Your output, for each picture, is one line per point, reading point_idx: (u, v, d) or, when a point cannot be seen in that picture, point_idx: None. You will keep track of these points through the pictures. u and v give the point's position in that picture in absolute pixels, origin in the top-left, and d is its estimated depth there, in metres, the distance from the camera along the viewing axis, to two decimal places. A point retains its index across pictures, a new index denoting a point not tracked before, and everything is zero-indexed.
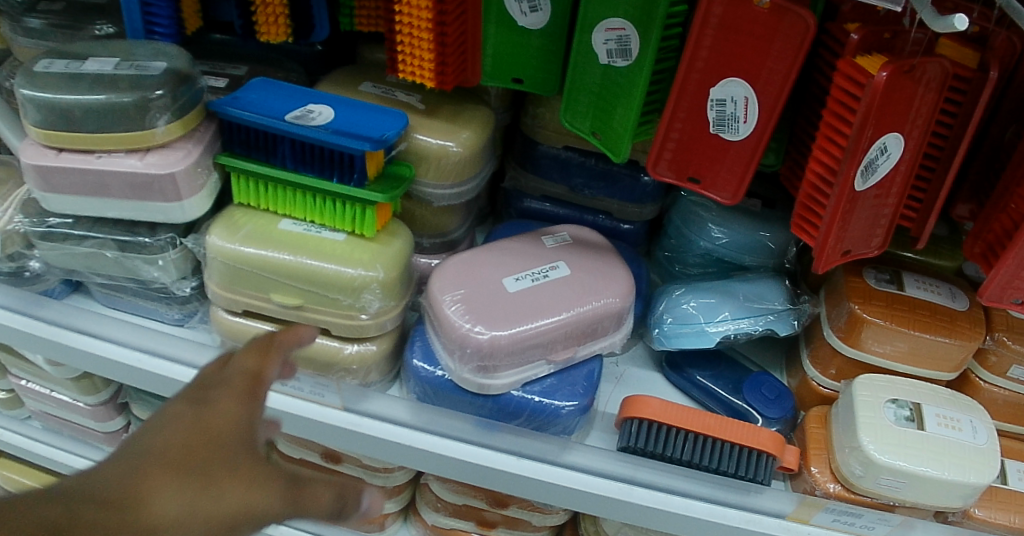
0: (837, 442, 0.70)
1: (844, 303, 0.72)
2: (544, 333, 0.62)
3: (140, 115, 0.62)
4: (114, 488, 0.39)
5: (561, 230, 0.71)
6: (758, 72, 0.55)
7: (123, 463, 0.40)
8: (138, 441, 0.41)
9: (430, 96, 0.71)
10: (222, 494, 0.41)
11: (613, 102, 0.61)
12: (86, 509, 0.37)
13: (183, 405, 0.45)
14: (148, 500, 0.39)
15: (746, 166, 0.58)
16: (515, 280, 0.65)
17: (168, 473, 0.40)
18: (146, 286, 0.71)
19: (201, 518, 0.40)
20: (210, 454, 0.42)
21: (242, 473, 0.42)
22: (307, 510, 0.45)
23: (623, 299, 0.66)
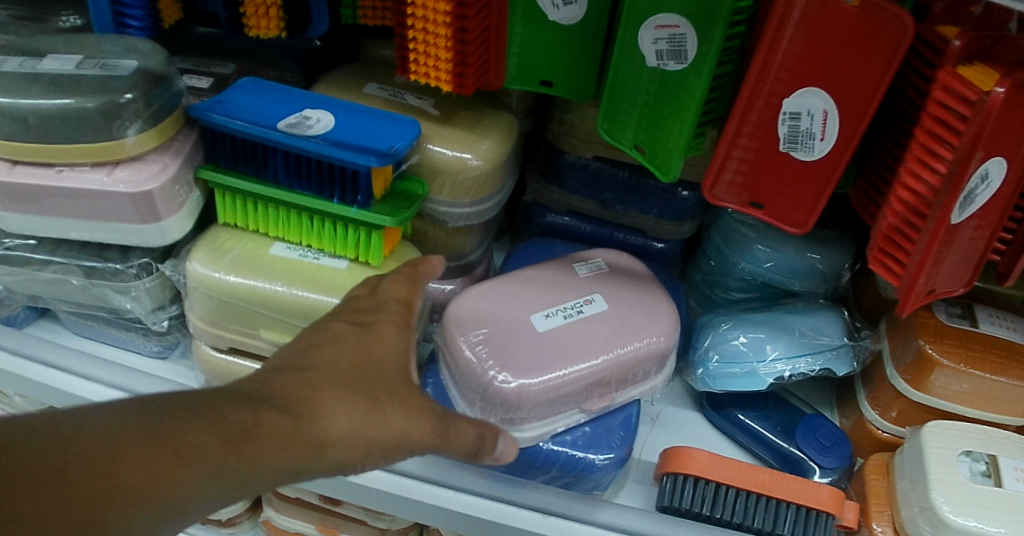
0: (903, 496, 0.62)
1: (912, 340, 0.64)
2: (580, 379, 0.54)
3: (107, 123, 0.52)
4: (293, 396, 0.39)
5: (596, 257, 0.63)
6: (842, 83, 0.46)
7: (299, 373, 0.40)
8: (313, 354, 0.41)
9: (445, 100, 0.62)
10: (383, 415, 0.41)
11: (662, 113, 0.53)
12: (268, 416, 0.37)
13: (346, 326, 0.44)
14: (320, 413, 0.39)
15: (820, 191, 0.50)
16: (546, 316, 0.56)
17: (337, 393, 0.40)
18: (120, 315, 0.62)
19: (366, 436, 0.40)
20: (371, 380, 0.41)
21: (404, 400, 0.42)
22: (452, 447, 0.43)
23: (668, 338, 0.57)
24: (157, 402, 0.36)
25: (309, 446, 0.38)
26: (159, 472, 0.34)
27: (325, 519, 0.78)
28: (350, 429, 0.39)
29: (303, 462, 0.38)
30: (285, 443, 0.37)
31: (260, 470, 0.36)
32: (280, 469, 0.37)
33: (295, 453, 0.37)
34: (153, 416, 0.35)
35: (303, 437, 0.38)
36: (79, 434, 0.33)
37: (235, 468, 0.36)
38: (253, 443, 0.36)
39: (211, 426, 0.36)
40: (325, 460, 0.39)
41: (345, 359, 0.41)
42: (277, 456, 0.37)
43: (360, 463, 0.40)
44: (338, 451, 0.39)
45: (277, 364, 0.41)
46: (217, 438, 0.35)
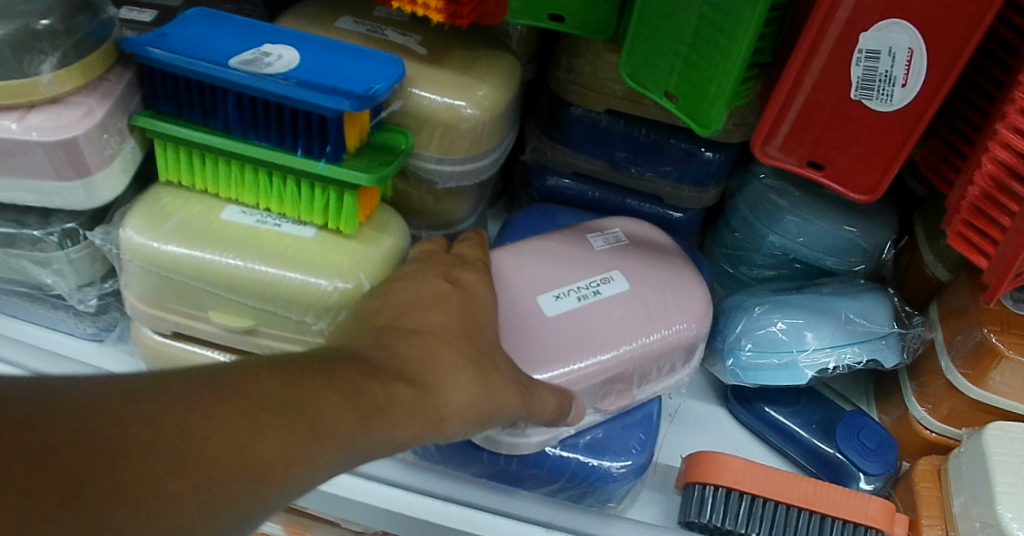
0: (961, 510, 0.54)
1: (972, 328, 0.55)
2: (603, 371, 0.46)
3: (14, 56, 0.42)
4: (413, 365, 0.34)
5: (613, 227, 0.55)
6: (936, 14, 0.36)
7: (411, 338, 0.36)
8: (418, 321, 0.37)
9: (434, 37, 0.51)
10: (495, 388, 0.37)
11: (703, 53, 0.43)
12: (397, 390, 0.32)
13: (446, 284, 0.42)
14: (442, 387, 0.34)
15: (897, 149, 0.41)
16: (556, 298, 0.48)
17: (453, 366, 0.36)
18: (44, 291, 0.52)
19: (479, 408, 0.36)
20: (480, 346, 0.38)
21: (507, 373, 0.39)
22: (535, 414, 0.40)
23: (702, 325, 0.49)
24: (285, 365, 0.30)
25: (433, 421, 0.34)
26: (300, 446, 0.28)
27: (293, 521, 0.69)
28: (469, 401, 0.36)
29: (427, 437, 0.33)
30: (415, 415, 0.33)
31: (393, 443, 0.32)
32: (403, 447, 0.33)
33: (419, 430, 0.33)
34: (284, 380, 0.29)
35: (429, 411, 0.33)
36: (209, 399, 0.27)
37: (370, 443, 0.31)
38: (386, 418, 0.31)
39: (349, 396, 0.30)
40: (442, 437, 0.34)
41: (454, 327, 0.38)
42: (404, 432, 0.32)
43: (469, 434, 0.36)
44: (455, 426, 0.35)
45: (372, 332, 0.36)
46: (355, 411, 0.30)
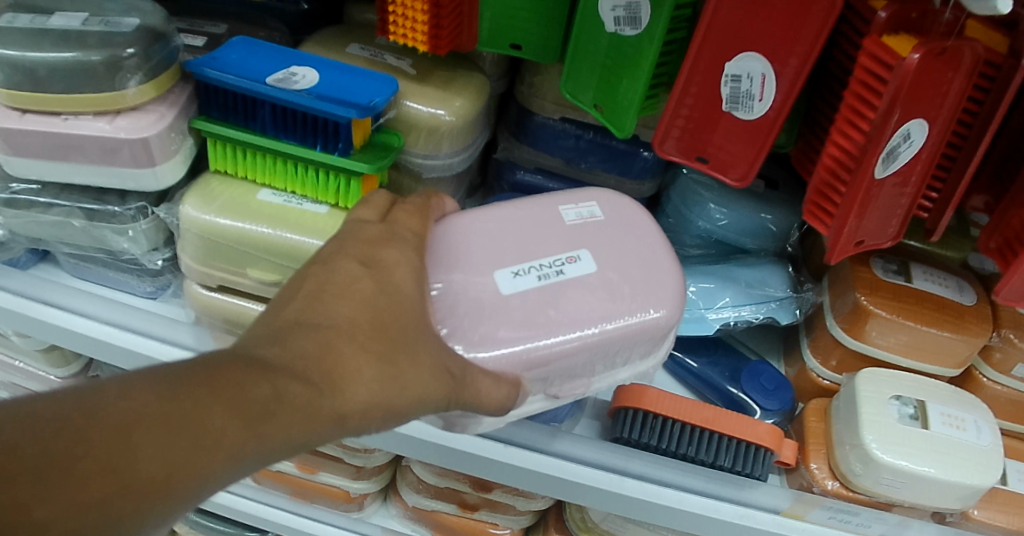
0: (838, 437, 0.68)
1: (849, 293, 0.69)
2: (542, 357, 0.52)
3: (109, 75, 0.57)
4: (314, 365, 0.41)
5: (589, 201, 0.60)
6: (777, 48, 0.52)
7: (320, 333, 0.42)
8: (332, 312, 0.43)
9: (422, 61, 0.66)
10: (401, 379, 0.44)
11: (618, 76, 0.59)
12: (290, 389, 0.39)
13: (358, 267, 0.46)
14: (339, 384, 0.41)
15: (759, 149, 0.56)
16: (516, 274, 0.54)
17: (349, 371, 0.42)
18: (116, 256, 0.67)
19: (385, 401, 0.43)
20: (394, 335, 0.44)
21: (421, 361, 0.45)
22: (462, 399, 0.48)
23: (649, 319, 0.55)
24: (177, 378, 0.38)
25: (329, 418, 0.41)
26: (180, 454, 0.36)
27: (303, 458, 0.81)
28: (370, 399, 0.42)
29: (325, 432, 0.41)
30: (309, 415, 0.40)
31: (281, 442, 0.39)
32: (299, 443, 0.40)
33: (314, 424, 0.40)
34: (171, 396, 0.37)
35: (321, 410, 0.40)
36: (92, 424, 0.35)
37: (255, 446, 0.38)
38: (274, 421, 0.39)
39: (229, 408, 0.38)
40: (345, 426, 0.42)
41: (365, 318, 0.44)
42: (295, 431, 0.39)
43: (377, 424, 0.44)
44: (357, 419, 0.42)
45: (296, 322, 0.43)
46: (235, 421, 0.37)
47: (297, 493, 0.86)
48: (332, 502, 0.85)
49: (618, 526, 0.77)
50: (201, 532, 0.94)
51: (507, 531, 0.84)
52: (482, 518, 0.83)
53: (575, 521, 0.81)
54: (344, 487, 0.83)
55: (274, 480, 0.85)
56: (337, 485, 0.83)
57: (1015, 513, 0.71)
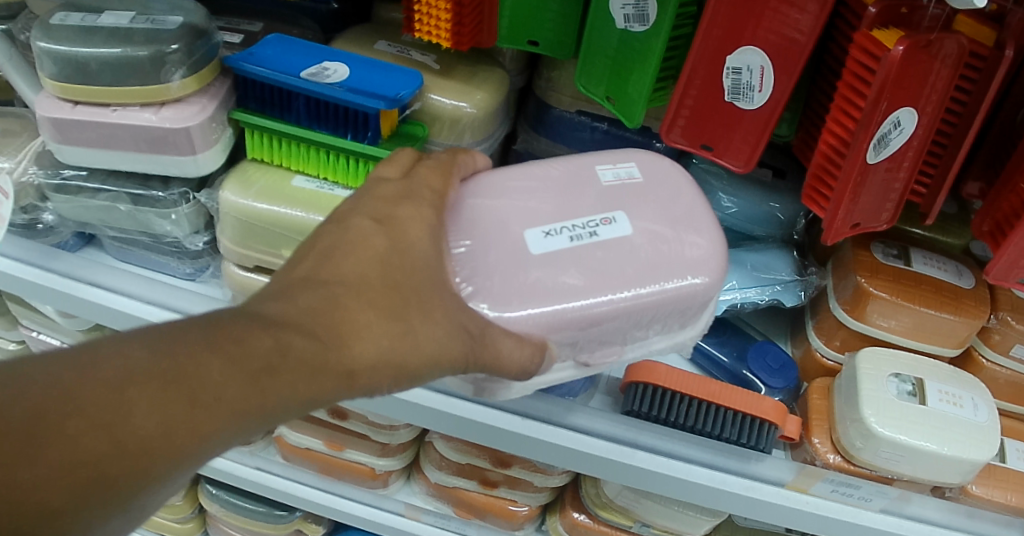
0: (839, 413, 0.71)
1: (851, 276, 0.72)
2: (571, 319, 0.54)
3: (155, 69, 0.61)
4: (322, 321, 0.44)
5: (628, 162, 0.61)
6: (774, 42, 0.57)
7: (326, 290, 0.45)
8: (342, 271, 0.47)
9: (445, 56, 0.70)
10: (412, 335, 0.46)
11: (628, 70, 0.63)
12: (294, 343, 0.43)
13: (371, 225, 0.50)
14: (346, 340, 0.44)
15: (758, 137, 0.61)
16: (549, 234, 0.56)
17: (357, 327, 0.45)
18: (159, 239, 0.71)
19: (396, 358, 0.46)
20: (403, 293, 0.47)
21: (436, 321, 0.48)
22: (482, 363, 0.50)
23: (681, 286, 0.55)
24: (182, 335, 0.41)
25: (338, 373, 0.44)
26: (189, 405, 0.40)
27: (332, 434, 0.85)
28: (377, 356, 0.45)
29: (334, 389, 0.44)
30: (315, 369, 0.43)
31: (287, 396, 0.43)
32: (311, 397, 0.44)
33: (324, 378, 0.44)
34: (181, 352, 0.41)
35: (331, 363, 0.44)
36: (106, 378, 0.39)
37: (261, 399, 0.42)
38: (282, 376, 0.42)
39: (232, 362, 0.41)
40: (354, 382, 0.45)
41: (375, 275, 0.47)
42: (305, 385, 0.43)
43: (389, 383, 0.46)
44: (367, 376, 0.45)
45: (308, 280, 0.46)
46: (244, 375, 0.41)
47: (325, 469, 0.89)
48: (359, 479, 0.89)
49: (631, 502, 0.80)
50: (230, 510, 0.98)
51: (526, 508, 0.87)
52: (503, 494, 0.86)
53: (591, 496, 0.84)
54: (370, 464, 0.87)
55: (303, 457, 0.88)
56: (364, 461, 0.87)
57: (1015, 490, 0.74)
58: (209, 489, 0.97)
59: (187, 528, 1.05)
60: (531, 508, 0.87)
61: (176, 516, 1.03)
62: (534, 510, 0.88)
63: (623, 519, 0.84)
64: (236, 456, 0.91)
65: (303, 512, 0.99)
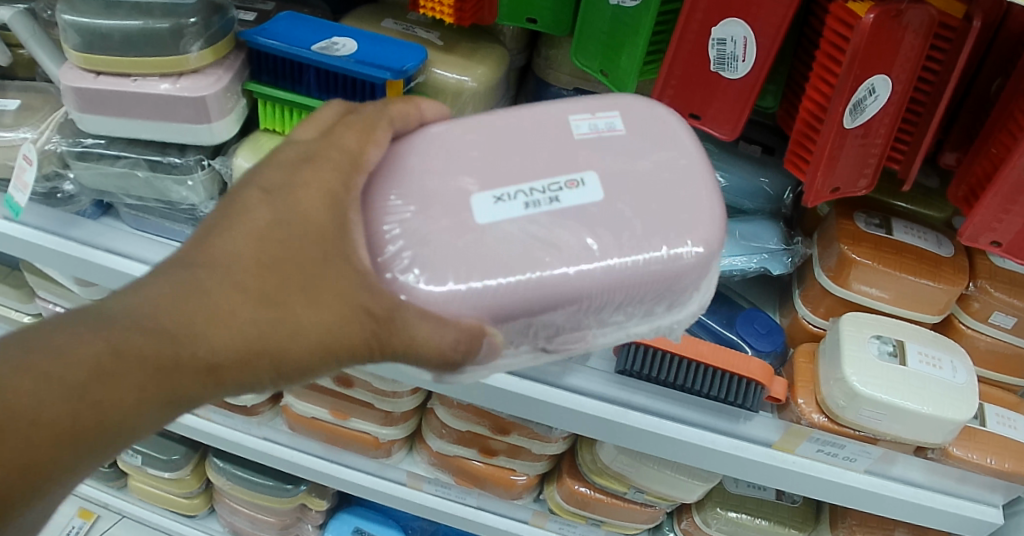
0: (823, 374, 0.74)
1: (835, 244, 0.75)
2: (511, 302, 0.51)
3: (174, 41, 0.65)
4: (171, 313, 0.43)
5: (605, 114, 0.58)
6: (756, 14, 0.60)
7: (186, 276, 0.44)
8: (212, 252, 0.45)
9: (448, 33, 0.74)
10: (289, 321, 0.45)
11: (620, 44, 0.67)
12: (133, 342, 0.43)
13: (258, 196, 0.48)
14: (198, 333, 0.44)
15: (743, 105, 0.65)
16: (502, 199, 0.53)
17: (216, 317, 0.44)
18: (174, 207, 0.75)
19: (271, 342, 0.45)
20: (278, 274, 0.45)
21: (324, 302, 0.45)
22: (389, 345, 0.47)
23: (636, 262, 0.52)
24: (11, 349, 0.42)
25: (195, 367, 0.44)
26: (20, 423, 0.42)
27: (336, 402, 0.87)
28: (238, 345, 0.44)
29: (194, 383, 0.44)
30: (161, 366, 0.43)
31: (132, 397, 0.43)
32: (169, 394, 0.44)
33: (179, 374, 0.44)
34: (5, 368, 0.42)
35: (182, 360, 0.44)
36: None
37: (99, 405, 0.43)
38: (119, 381, 0.43)
39: (59, 373, 0.42)
40: (220, 373, 0.45)
41: (248, 254, 0.45)
42: (155, 384, 0.44)
43: (269, 372, 0.46)
44: (232, 367, 0.45)
45: (174, 265, 0.45)
46: (76, 384, 0.42)
47: (329, 439, 0.91)
48: (362, 449, 0.91)
49: (627, 468, 0.82)
50: (237, 484, 1.00)
51: (524, 477, 0.89)
52: (502, 463, 0.88)
53: (587, 463, 0.87)
54: (374, 434, 0.89)
55: (308, 427, 0.90)
56: (368, 431, 0.89)
57: (1004, 455, 0.75)
58: (216, 462, 0.99)
59: (193, 504, 1.07)
60: (528, 477, 0.89)
61: (183, 491, 1.05)
62: (532, 480, 0.90)
63: (618, 486, 0.86)
64: (244, 427, 0.93)
65: (308, 486, 1.00)
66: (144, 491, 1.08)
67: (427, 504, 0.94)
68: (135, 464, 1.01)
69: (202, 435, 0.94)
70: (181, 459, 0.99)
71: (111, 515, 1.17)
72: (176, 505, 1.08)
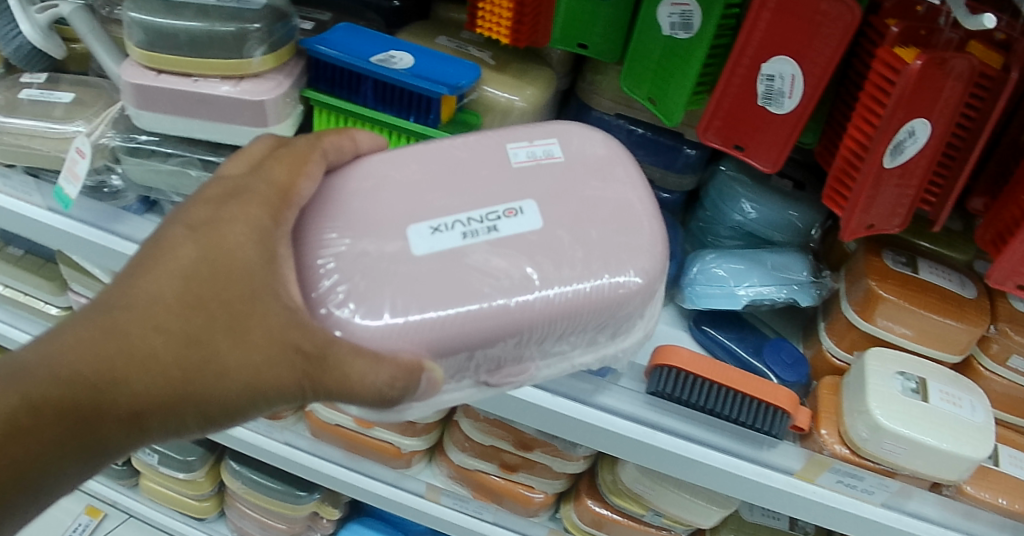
0: (847, 406, 0.75)
1: (862, 280, 0.77)
2: (450, 336, 0.54)
3: (238, 45, 0.67)
4: (90, 362, 0.46)
5: (542, 144, 0.62)
6: (806, 53, 0.63)
7: (105, 321, 0.47)
8: (136, 292, 0.47)
9: (500, 53, 0.75)
10: (215, 361, 0.47)
11: (671, 75, 0.69)
12: (49, 393, 0.46)
13: (183, 232, 0.50)
14: (119, 380, 0.46)
15: (787, 140, 0.67)
16: (436, 230, 0.57)
17: (139, 362, 0.46)
18: None
19: (197, 381, 0.47)
20: (199, 316, 0.47)
21: (251, 341, 0.48)
22: (323, 381, 0.49)
23: (574, 293, 0.56)
24: None
25: (119, 413, 0.47)
26: None
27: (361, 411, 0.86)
28: (159, 389, 0.47)
29: (117, 427, 0.48)
30: (80, 414, 0.46)
31: (52, 445, 0.47)
32: (95, 437, 0.48)
33: (104, 423, 0.47)
34: None
35: (106, 406, 0.47)
36: None
37: (21, 454, 0.46)
38: (36, 433, 0.46)
39: None
40: (144, 414, 0.48)
41: (173, 293, 0.48)
42: (76, 431, 0.47)
43: (192, 413, 0.48)
44: (154, 410, 0.48)
45: (95, 308, 0.47)
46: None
47: (351, 447, 0.91)
48: (384, 458, 0.91)
49: (647, 489, 0.83)
50: (252, 488, 1.00)
51: (541, 495, 0.90)
52: (520, 479, 0.89)
53: (606, 483, 0.87)
54: (396, 444, 0.89)
55: (331, 434, 0.90)
56: (390, 441, 0.89)
57: (1016, 496, 0.77)
58: (232, 465, 0.99)
59: (203, 507, 1.07)
60: (546, 495, 0.90)
61: (195, 493, 1.05)
62: (549, 498, 0.91)
63: (637, 508, 0.87)
64: (266, 430, 0.94)
65: (321, 494, 1.00)
66: (152, 492, 1.08)
67: (446, 518, 0.94)
68: (151, 462, 1.01)
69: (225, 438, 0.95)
70: (197, 459, 0.99)
71: (118, 514, 1.17)
72: (187, 507, 1.07)
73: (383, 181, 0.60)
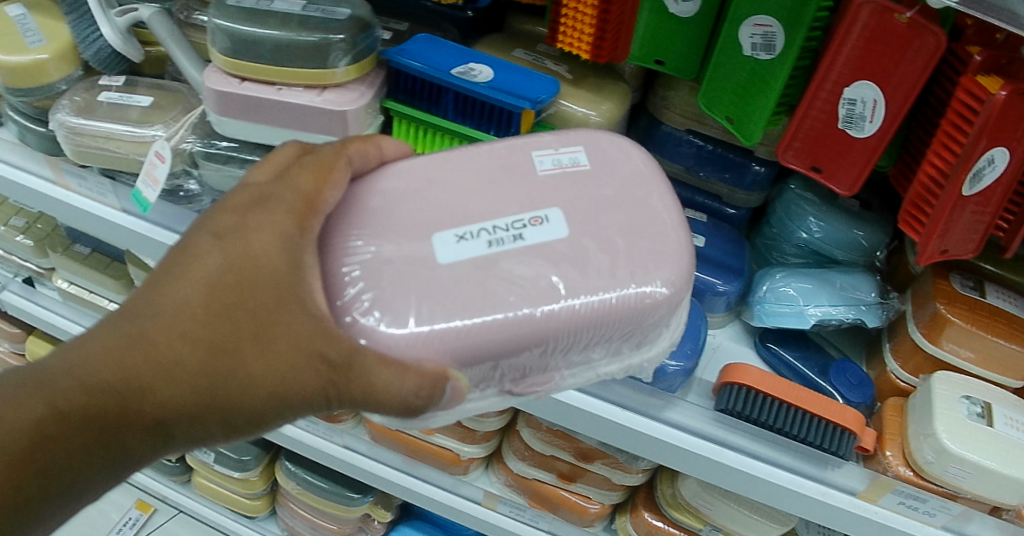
0: (912, 429, 0.75)
1: (930, 303, 0.77)
2: (473, 344, 0.53)
3: (323, 55, 0.67)
4: (114, 370, 0.47)
5: (569, 151, 0.61)
6: (889, 79, 0.62)
7: (129, 330, 0.47)
8: (161, 300, 0.47)
9: (576, 67, 0.76)
10: (238, 370, 0.47)
11: (750, 95, 0.69)
12: (76, 400, 0.47)
13: (209, 240, 0.49)
14: (143, 389, 0.47)
15: (865, 163, 0.67)
16: (459, 239, 0.56)
17: (161, 370, 0.47)
18: None
19: (221, 388, 0.47)
20: (220, 325, 0.47)
21: (274, 350, 0.47)
22: (350, 389, 0.48)
23: (599, 303, 0.55)
24: None
25: (144, 419, 0.48)
26: None
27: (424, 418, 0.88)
28: (181, 398, 0.47)
29: (143, 432, 0.48)
30: (107, 421, 0.48)
31: (81, 448, 0.48)
32: (123, 442, 0.49)
33: (131, 428, 0.48)
34: None
35: (130, 413, 0.47)
36: None
37: (55, 457, 0.48)
38: (64, 441, 0.48)
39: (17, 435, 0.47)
40: (168, 420, 0.48)
41: (197, 300, 0.47)
42: (103, 436, 0.48)
43: (215, 421, 0.48)
44: (177, 418, 0.48)
45: (122, 315, 0.48)
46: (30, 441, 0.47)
47: (409, 453, 0.92)
48: (441, 464, 0.92)
49: (706, 504, 0.84)
50: (305, 489, 1.01)
51: (597, 505, 0.90)
52: (578, 490, 0.89)
53: (665, 496, 0.88)
54: (455, 451, 0.90)
55: (390, 440, 0.91)
56: (449, 447, 0.90)
57: None
58: (287, 465, 1.01)
59: (255, 506, 1.08)
60: (602, 506, 0.90)
61: (247, 492, 1.06)
62: (604, 509, 0.91)
63: (694, 521, 0.87)
64: (326, 434, 0.95)
65: (373, 497, 1.01)
66: (201, 492, 1.11)
67: (500, 525, 0.95)
68: (206, 460, 1.03)
69: (286, 440, 0.97)
70: (252, 460, 1.01)
71: (168, 510, 1.24)
72: (238, 507, 1.09)
73: (469, 192, 0.59)
